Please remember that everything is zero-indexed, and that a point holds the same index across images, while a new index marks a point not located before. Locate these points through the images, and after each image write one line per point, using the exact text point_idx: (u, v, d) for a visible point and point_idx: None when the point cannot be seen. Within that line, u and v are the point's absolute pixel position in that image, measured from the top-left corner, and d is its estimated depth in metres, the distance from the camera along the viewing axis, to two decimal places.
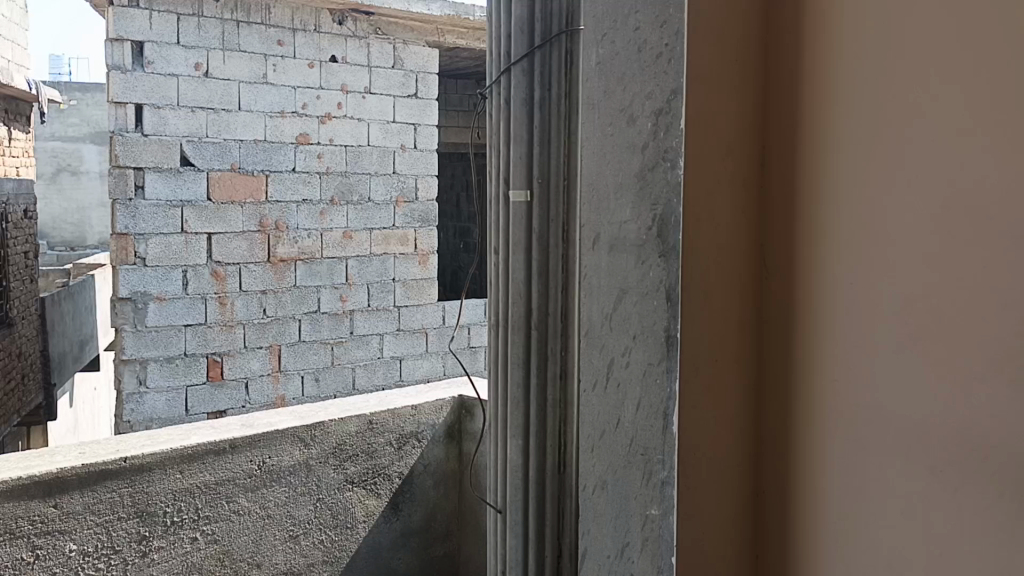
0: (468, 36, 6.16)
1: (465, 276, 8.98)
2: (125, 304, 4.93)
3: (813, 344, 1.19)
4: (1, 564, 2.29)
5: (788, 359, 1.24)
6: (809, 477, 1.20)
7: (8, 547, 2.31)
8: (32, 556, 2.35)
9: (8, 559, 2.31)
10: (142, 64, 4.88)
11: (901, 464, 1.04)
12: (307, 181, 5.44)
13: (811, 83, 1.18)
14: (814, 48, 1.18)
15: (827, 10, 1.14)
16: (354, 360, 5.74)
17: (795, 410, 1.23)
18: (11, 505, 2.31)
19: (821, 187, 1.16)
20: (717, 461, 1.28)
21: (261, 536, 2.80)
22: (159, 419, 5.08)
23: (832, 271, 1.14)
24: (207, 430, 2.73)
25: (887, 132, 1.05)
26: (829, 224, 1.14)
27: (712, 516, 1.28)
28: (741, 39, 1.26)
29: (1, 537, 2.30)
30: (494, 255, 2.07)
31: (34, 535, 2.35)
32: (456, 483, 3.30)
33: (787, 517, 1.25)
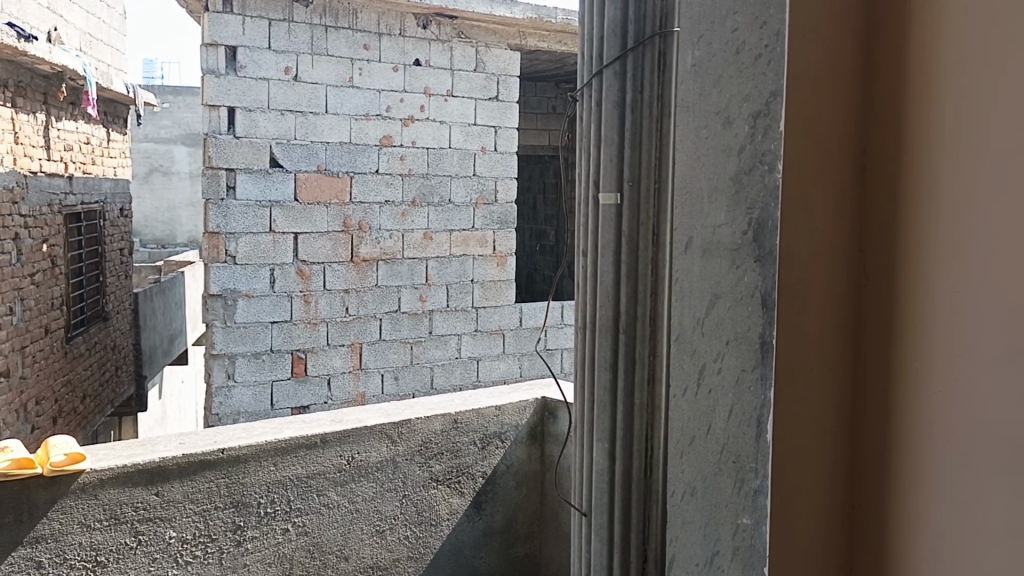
0: (548, 38, 6.18)
1: (541, 279, 8.98)
2: (215, 300, 5.09)
3: (912, 353, 1.16)
4: (106, 548, 2.41)
5: (885, 369, 1.21)
6: (906, 493, 1.17)
7: (113, 532, 2.43)
8: (134, 541, 2.46)
9: (113, 543, 2.43)
10: (235, 69, 5.03)
11: (1004, 480, 1.01)
12: (390, 182, 5.53)
13: (915, 82, 1.15)
14: (918, 45, 1.15)
15: (935, 4, 1.11)
16: (432, 360, 5.81)
17: (892, 422, 1.20)
18: (117, 492, 2.42)
19: (923, 190, 1.13)
20: (809, 471, 1.26)
21: (349, 530, 2.86)
22: (246, 413, 5.22)
23: (933, 278, 1.11)
24: (299, 425, 2.80)
25: (994, 134, 1.02)
26: (930, 229, 1.11)
27: (802, 524, 1.26)
28: (840, 36, 1.24)
29: (107, 522, 2.41)
30: (582, 259, 2.07)
31: (137, 522, 2.46)
32: (537, 484, 3.31)
33: (882, 531, 1.22)
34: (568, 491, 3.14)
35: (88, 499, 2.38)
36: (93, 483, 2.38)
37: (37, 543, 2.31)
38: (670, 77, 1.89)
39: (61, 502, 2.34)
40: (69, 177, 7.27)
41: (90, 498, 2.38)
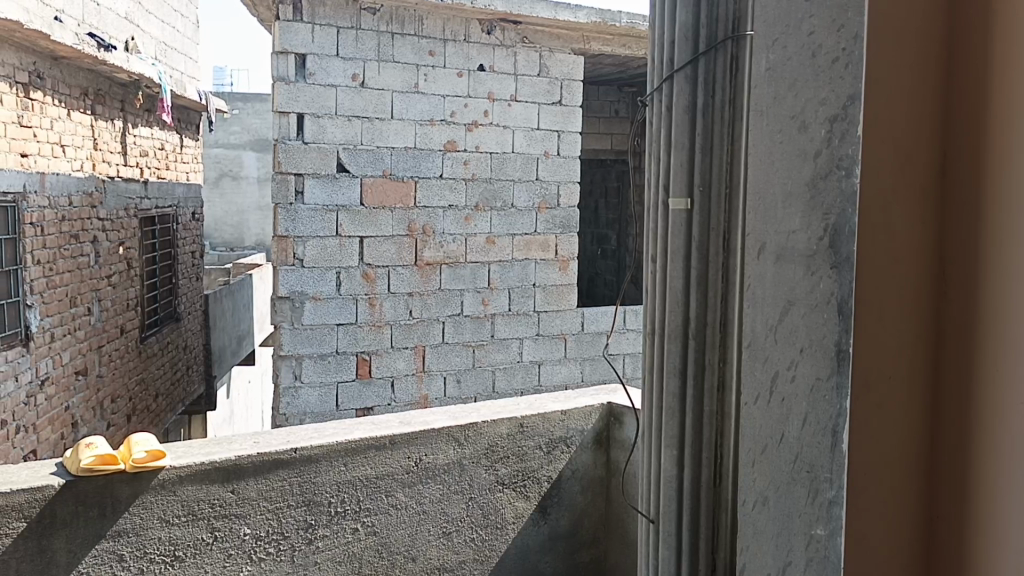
0: (612, 42, 6.16)
1: (602, 283, 8.95)
2: (283, 302, 5.19)
3: (989, 347, 1.25)
4: (184, 543, 2.49)
5: (963, 362, 1.32)
6: (983, 480, 1.26)
7: (191, 527, 2.50)
8: (211, 536, 2.53)
9: (190, 539, 2.50)
10: (305, 76, 5.12)
11: None
12: (454, 186, 5.59)
13: (997, 94, 1.25)
14: (999, 58, 1.24)
15: (1013, 21, 1.21)
16: (494, 363, 5.83)
17: (971, 411, 1.30)
18: (195, 488, 2.49)
19: (1001, 197, 1.23)
20: (887, 457, 1.38)
21: (417, 531, 2.89)
22: (312, 414, 5.31)
23: (1008, 278, 1.20)
24: (368, 426, 2.84)
25: None
26: (1008, 234, 1.21)
27: (882, 504, 1.39)
28: (923, 49, 1.36)
29: (185, 517, 2.48)
30: (650, 265, 2.07)
31: (214, 518, 2.53)
32: (603, 490, 3.30)
33: (962, 504, 1.31)
34: (635, 497, 3.11)
35: (168, 495, 2.45)
36: (172, 479, 2.45)
37: (120, 536, 2.39)
38: (742, 81, 1.86)
39: (142, 497, 2.41)
40: (144, 182, 7.50)
41: (169, 494, 2.45)
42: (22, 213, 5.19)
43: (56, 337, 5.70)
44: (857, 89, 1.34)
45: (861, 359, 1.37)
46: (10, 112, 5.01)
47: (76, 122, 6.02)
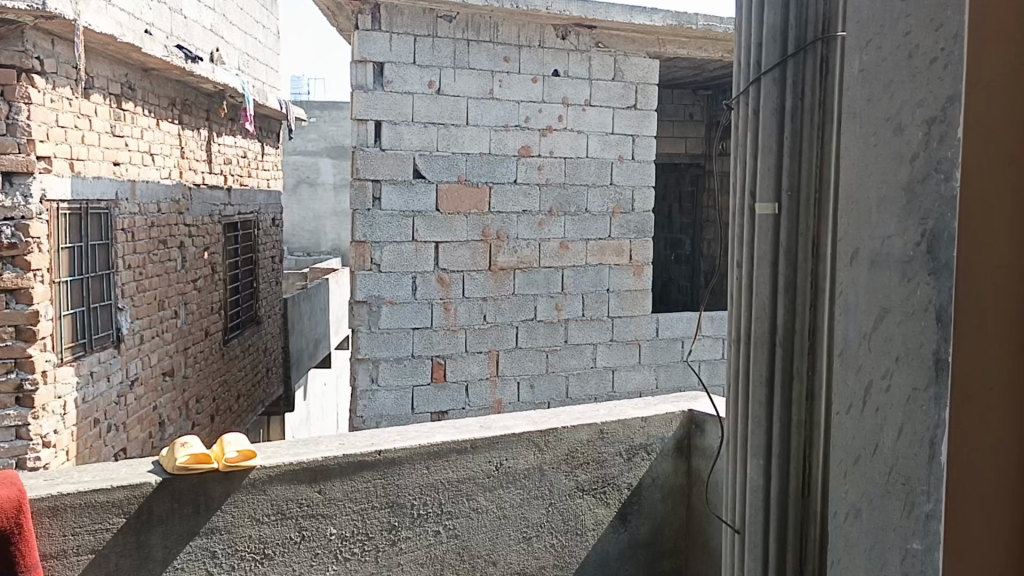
0: (688, 45, 6.10)
1: (676, 288, 8.84)
2: (361, 306, 5.27)
3: None
4: (272, 541, 2.55)
5: None
6: None
7: (280, 526, 2.56)
8: (299, 536, 2.59)
9: (279, 537, 2.56)
10: (382, 84, 5.19)
11: None
12: (528, 192, 5.60)
13: None
14: None
15: None
16: (568, 369, 5.82)
17: None
18: (284, 488, 2.55)
19: None
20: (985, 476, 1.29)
21: (497, 535, 2.90)
22: (388, 417, 5.38)
23: None
24: (450, 430, 2.88)
25: None
26: None
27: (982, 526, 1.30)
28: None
29: (274, 516, 2.55)
30: (736, 271, 2.05)
31: (301, 517, 2.59)
32: (684, 498, 3.27)
33: None
34: (718, 506, 3.08)
35: (258, 494, 2.52)
36: (262, 479, 2.52)
37: (212, 534, 2.46)
38: (832, 83, 1.82)
39: (234, 495, 2.49)
40: (228, 189, 7.73)
41: (259, 493, 2.52)
42: (114, 219, 5.40)
43: (145, 339, 5.91)
44: (956, 89, 1.31)
45: (959, 369, 1.32)
46: (103, 122, 5.22)
47: (165, 132, 6.24)
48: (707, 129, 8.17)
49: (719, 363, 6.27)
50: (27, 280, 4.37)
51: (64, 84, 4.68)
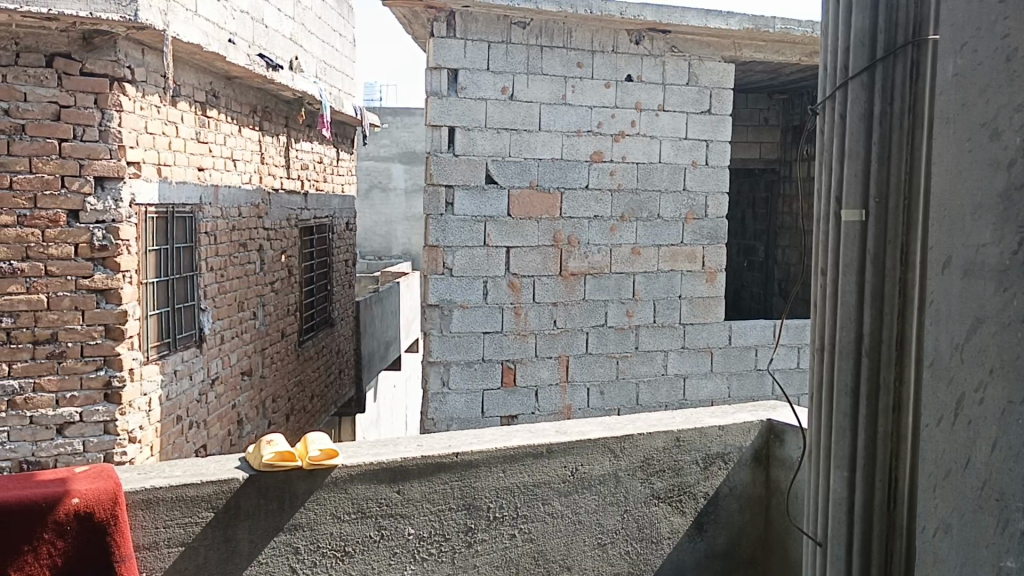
0: (765, 49, 6.00)
1: (749, 295, 8.69)
2: (433, 310, 5.32)
3: None
4: (352, 539, 2.60)
5: None
6: None
7: (360, 525, 2.61)
8: (378, 534, 2.64)
9: (359, 535, 2.61)
10: (456, 90, 5.24)
11: None
12: (600, 197, 5.59)
13: None
14: None
15: None
16: (639, 375, 5.78)
17: None
18: (364, 488, 2.60)
19: None
20: None
21: (573, 540, 2.90)
22: (459, 420, 5.41)
23: None
24: (526, 434, 2.89)
25: None
26: None
27: None
28: None
29: (355, 515, 2.60)
30: (820, 279, 2.02)
31: (381, 517, 2.63)
32: (762, 509, 3.22)
33: None
34: (798, 518, 3.02)
35: (339, 492, 2.57)
36: (344, 478, 2.57)
37: (295, 530, 2.53)
38: (924, 88, 1.80)
39: (317, 493, 2.54)
40: (304, 194, 7.91)
41: (341, 492, 2.57)
42: (198, 223, 5.58)
43: (225, 339, 6.08)
44: None
45: None
46: (189, 129, 5.40)
47: (246, 138, 6.43)
48: (783, 134, 8.03)
49: (795, 373, 6.15)
50: (116, 281, 4.54)
51: (152, 92, 4.86)
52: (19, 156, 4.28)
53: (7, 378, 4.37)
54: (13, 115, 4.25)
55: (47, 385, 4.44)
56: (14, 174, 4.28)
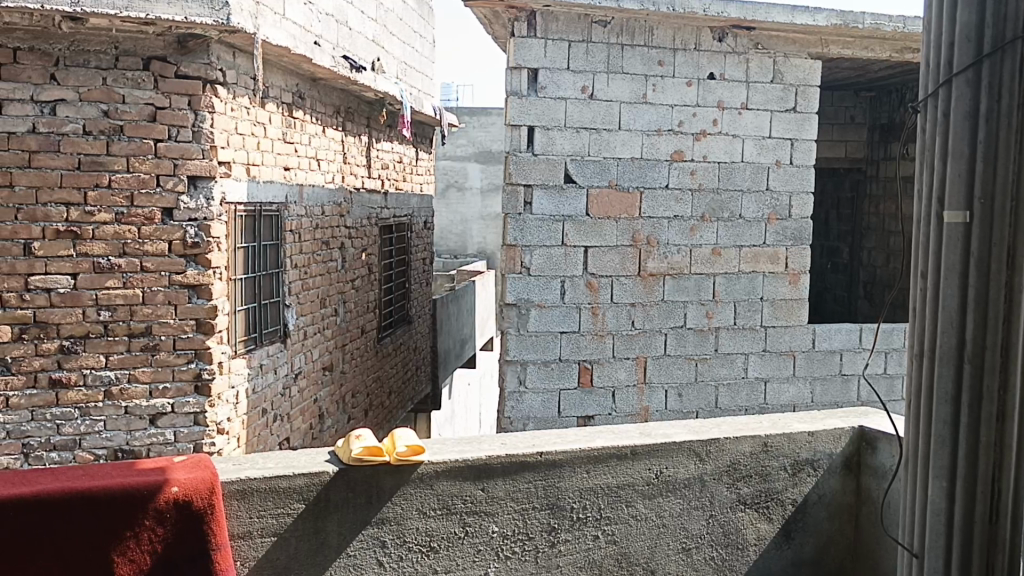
0: (853, 45, 5.84)
1: (832, 298, 8.45)
2: (510, 309, 5.33)
3: None
4: (438, 535, 2.68)
5: None
6: None
7: (445, 521, 2.69)
8: (462, 531, 2.71)
9: (445, 532, 2.69)
10: (536, 90, 5.24)
11: None
12: (680, 197, 5.52)
13: None
14: None
15: None
16: (718, 378, 5.68)
17: None
18: (449, 484, 2.68)
19: None
20: None
21: (656, 544, 2.92)
22: (535, 419, 5.41)
23: None
24: (610, 435, 2.92)
25: None
26: None
27: None
28: None
29: (440, 511, 2.68)
30: (919, 282, 2.06)
31: (466, 513, 2.71)
32: (852, 517, 3.19)
33: None
34: (891, 528, 2.98)
35: (425, 488, 2.65)
36: (429, 474, 2.65)
37: (382, 524, 2.62)
38: None
39: (403, 488, 2.63)
40: (385, 193, 8.03)
41: (427, 488, 2.66)
42: (284, 221, 5.71)
43: (308, 335, 6.22)
44: None
45: None
46: (277, 129, 5.54)
47: (330, 138, 6.56)
48: (870, 133, 7.80)
49: (883, 379, 5.97)
50: (206, 277, 4.69)
51: (243, 94, 5.00)
52: (118, 156, 4.45)
53: (104, 369, 4.56)
54: (113, 116, 4.43)
55: (141, 376, 4.62)
56: (112, 174, 4.46)
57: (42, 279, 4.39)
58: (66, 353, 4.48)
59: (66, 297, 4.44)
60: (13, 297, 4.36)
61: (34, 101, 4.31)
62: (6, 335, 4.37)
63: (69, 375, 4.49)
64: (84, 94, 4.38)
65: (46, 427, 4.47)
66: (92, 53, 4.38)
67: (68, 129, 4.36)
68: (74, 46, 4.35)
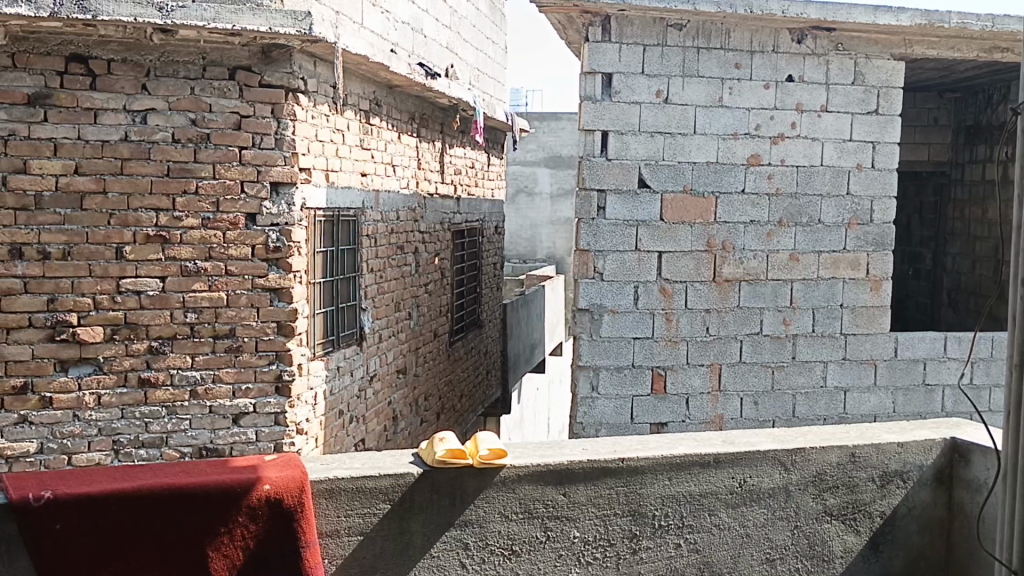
0: (938, 45, 5.67)
1: (914, 306, 8.19)
2: (583, 314, 5.31)
3: None
4: (520, 538, 2.76)
5: None
6: None
7: (527, 525, 2.76)
8: (544, 536, 2.78)
9: (527, 535, 2.76)
10: (611, 94, 5.22)
11: None
12: (757, 202, 5.44)
13: None
14: None
15: None
16: (795, 387, 5.56)
17: None
18: (532, 489, 2.75)
19: None
20: None
21: (739, 554, 2.95)
22: (608, 425, 5.37)
23: None
24: (692, 443, 2.96)
25: None
26: None
27: None
28: None
29: (523, 515, 2.75)
30: (1020, 290, 2.01)
31: (548, 518, 2.77)
32: (943, 531, 3.12)
33: None
34: (985, 542, 2.92)
35: (507, 492, 2.73)
36: (512, 477, 2.72)
37: (465, 526, 2.71)
38: None
39: (486, 491, 2.71)
40: (457, 198, 8.11)
41: (508, 491, 2.73)
42: (361, 226, 5.82)
43: (383, 338, 6.31)
44: None
45: None
46: (355, 136, 5.65)
47: (405, 145, 6.66)
48: (954, 135, 7.57)
49: (969, 390, 5.78)
50: (288, 280, 4.80)
51: (323, 101, 5.12)
52: (205, 163, 4.60)
53: (190, 369, 4.71)
54: (200, 125, 4.59)
55: (225, 377, 4.76)
56: (200, 180, 4.61)
57: (134, 282, 4.56)
58: (155, 353, 4.64)
59: (155, 299, 4.61)
60: (106, 299, 4.53)
61: (126, 111, 4.47)
62: (99, 335, 4.55)
63: (158, 375, 4.65)
64: (174, 104, 4.54)
65: (135, 425, 4.64)
66: (181, 63, 4.54)
67: (158, 137, 4.52)
68: (164, 57, 4.51)
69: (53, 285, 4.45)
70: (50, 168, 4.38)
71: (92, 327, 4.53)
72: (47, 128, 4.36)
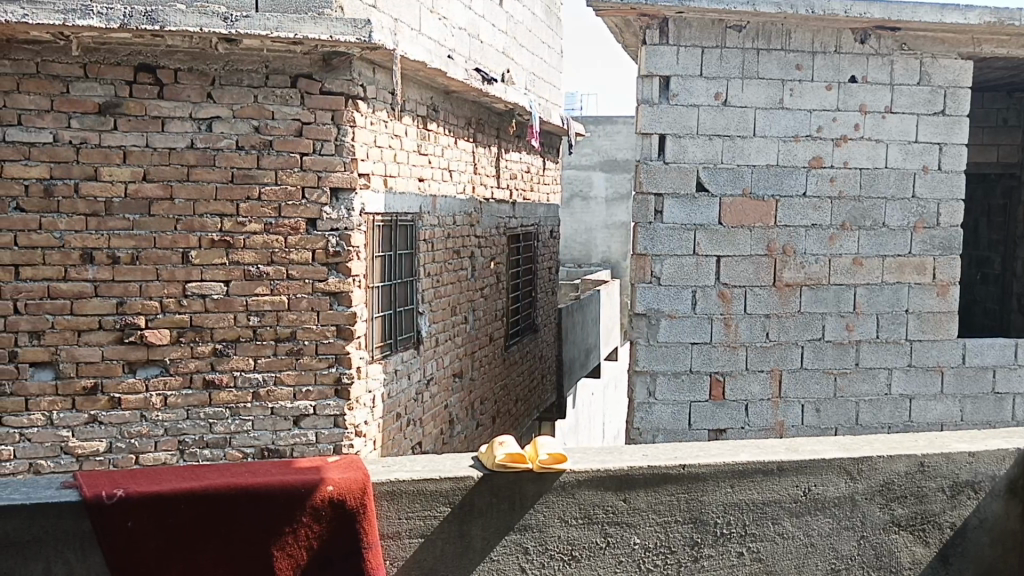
0: (1008, 43, 5.51)
1: (982, 311, 7.94)
2: (640, 319, 5.27)
3: None
4: (580, 544, 2.75)
5: None
6: None
7: (587, 530, 2.75)
8: (604, 542, 2.77)
9: (587, 541, 2.76)
10: (668, 97, 5.18)
11: None
12: (818, 205, 5.34)
13: None
14: None
15: None
16: (859, 394, 5.45)
17: None
18: (592, 494, 2.74)
19: None
20: None
21: (804, 563, 2.89)
22: (665, 431, 5.33)
23: None
24: (754, 450, 2.92)
25: None
26: None
27: None
28: None
29: (583, 520, 2.74)
30: None
31: (608, 524, 2.76)
32: (1016, 545, 3.03)
33: None
34: None
35: (567, 497, 2.72)
36: (571, 482, 2.72)
37: (524, 530, 2.71)
38: None
39: (546, 495, 2.71)
40: (513, 203, 8.13)
41: (568, 496, 2.73)
42: (418, 231, 5.87)
43: (440, 342, 6.35)
44: None
45: None
46: (413, 142, 5.71)
47: (461, 150, 6.70)
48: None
49: None
50: (347, 284, 4.87)
51: (382, 108, 5.18)
52: (268, 169, 4.70)
53: (253, 371, 4.80)
54: (263, 132, 4.68)
55: (286, 379, 4.84)
56: (263, 186, 4.70)
57: (199, 285, 4.67)
58: (219, 355, 4.74)
59: (220, 303, 4.71)
60: (173, 302, 4.65)
61: (193, 119, 4.59)
62: (166, 337, 4.67)
63: (222, 376, 4.76)
64: (238, 111, 4.64)
65: (200, 425, 4.74)
66: (245, 72, 4.64)
67: (223, 144, 4.63)
68: (228, 66, 4.62)
69: (122, 288, 4.59)
70: (119, 174, 4.51)
71: (160, 330, 4.66)
72: (118, 136, 4.50)
